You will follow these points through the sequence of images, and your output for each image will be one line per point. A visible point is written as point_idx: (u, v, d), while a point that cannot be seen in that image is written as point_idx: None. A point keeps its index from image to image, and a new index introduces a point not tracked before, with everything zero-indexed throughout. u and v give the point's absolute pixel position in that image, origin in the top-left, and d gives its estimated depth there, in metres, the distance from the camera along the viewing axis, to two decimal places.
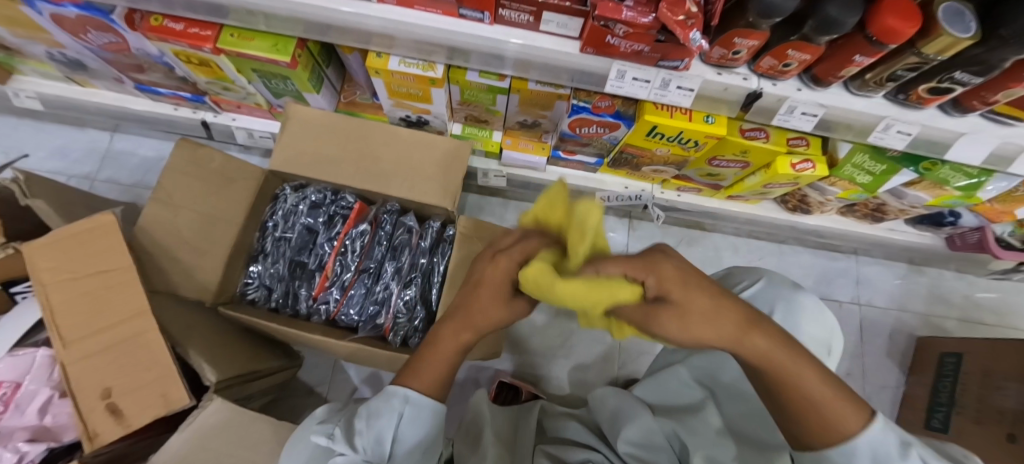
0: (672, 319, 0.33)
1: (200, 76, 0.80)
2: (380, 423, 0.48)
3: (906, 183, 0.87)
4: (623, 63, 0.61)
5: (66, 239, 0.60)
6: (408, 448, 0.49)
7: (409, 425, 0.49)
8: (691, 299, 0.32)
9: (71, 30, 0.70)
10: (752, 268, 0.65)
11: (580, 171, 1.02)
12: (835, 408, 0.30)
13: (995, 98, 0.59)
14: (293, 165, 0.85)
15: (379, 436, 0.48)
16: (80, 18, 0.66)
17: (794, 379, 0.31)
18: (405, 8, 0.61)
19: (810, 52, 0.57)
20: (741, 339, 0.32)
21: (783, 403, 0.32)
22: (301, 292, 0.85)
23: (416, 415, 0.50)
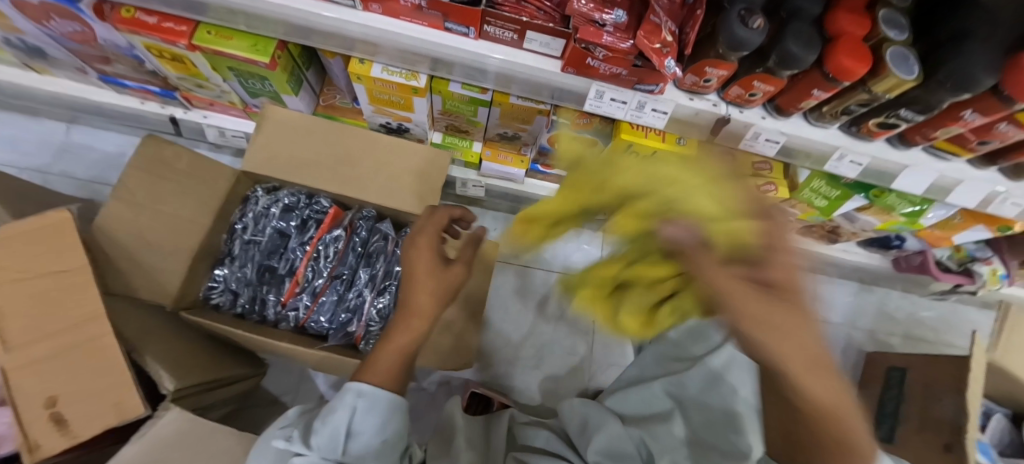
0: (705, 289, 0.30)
1: (172, 71, 0.77)
2: (335, 420, 0.48)
3: (857, 208, 0.93)
4: (602, 84, 0.64)
5: (15, 236, 0.56)
6: (365, 442, 0.49)
7: (364, 421, 0.49)
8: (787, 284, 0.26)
9: (32, 16, 0.66)
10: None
11: (557, 184, 1.03)
12: (849, 426, 0.28)
13: (936, 133, 0.66)
14: (268, 167, 0.84)
15: (333, 432, 0.47)
16: (43, 5, 0.63)
17: (840, 418, 0.27)
18: (389, 17, 0.61)
19: (774, 84, 0.61)
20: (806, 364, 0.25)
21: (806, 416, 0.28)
22: (269, 297, 0.82)
23: (371, 410, 0.49)
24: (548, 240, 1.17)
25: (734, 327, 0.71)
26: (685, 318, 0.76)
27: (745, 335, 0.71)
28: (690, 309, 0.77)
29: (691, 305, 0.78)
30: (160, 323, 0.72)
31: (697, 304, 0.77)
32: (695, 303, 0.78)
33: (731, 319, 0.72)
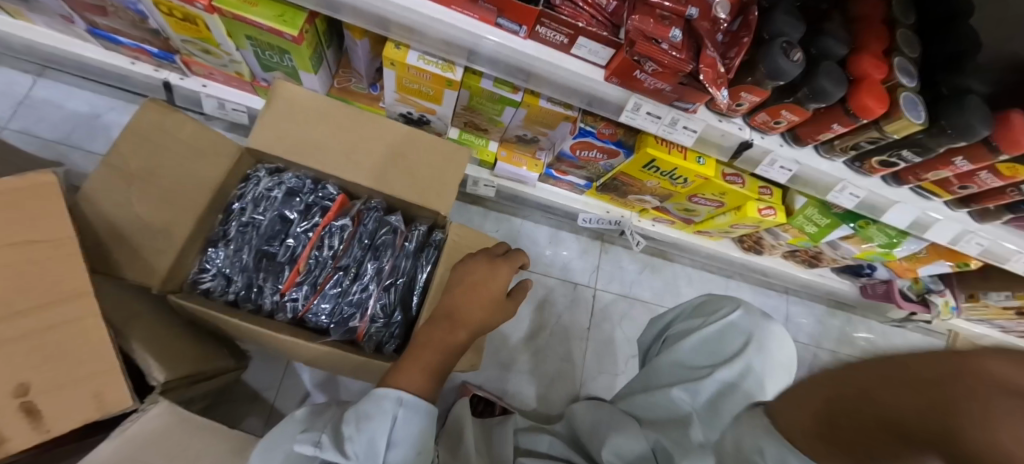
0: None
1: (178, 33, 0.71)
2: (374, 427, 0.46)
3: (842, 237, 1.00)
4: (641, 97, 0.65)
5: None
6: (404, 451, 0.46)
7: (404, 429, 0.47)
8: None
9: None
10: (730, 297, 0.76)
11: (567, 191, 1.03)
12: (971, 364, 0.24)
13: (927, 176, 0.73)
14: (275, 146, 0.78)
15: (372, 441, 0.46)
16: None
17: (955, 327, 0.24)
18: (441, 6, 0.60)
19: (800, 115, 0.65)
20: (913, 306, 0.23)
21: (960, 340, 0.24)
22: (265, 286, 0.76)
23: (411, 417, 0.48)
24: (548, 246, 1.18)
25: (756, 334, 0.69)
26: (705, 319, 0.73)
27: (770, 342, 0.69)
28: (710, 310, 0.75)
29: (708, 306, 0.76)
30: (147, 304, 0.65)
31: (716, 305, 0.76)
32: (713, 305, 0.76)
33: (756, 323, 0.71)
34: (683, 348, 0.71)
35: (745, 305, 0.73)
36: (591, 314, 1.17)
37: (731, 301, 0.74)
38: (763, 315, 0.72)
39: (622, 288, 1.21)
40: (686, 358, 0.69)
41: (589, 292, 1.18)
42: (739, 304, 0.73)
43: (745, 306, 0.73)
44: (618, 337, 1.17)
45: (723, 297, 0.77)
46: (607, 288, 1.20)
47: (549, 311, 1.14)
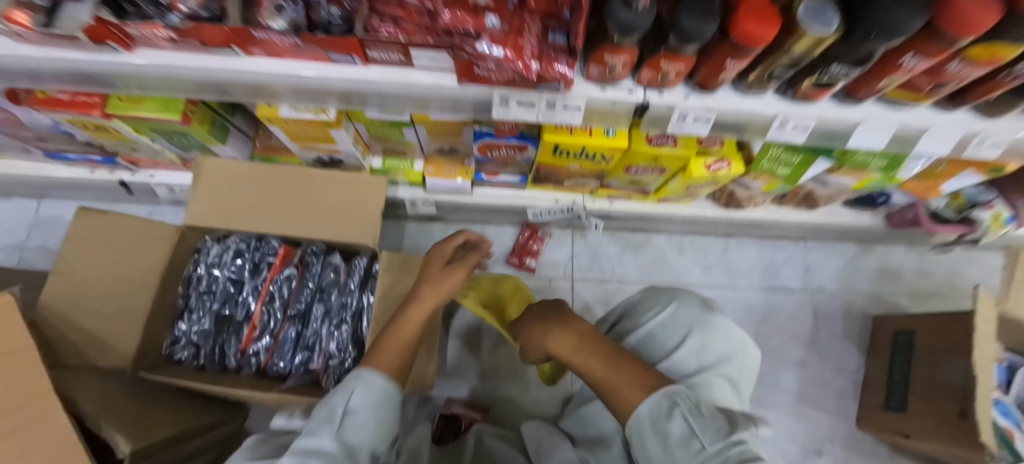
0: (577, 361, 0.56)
1: (103, 140, 0.80)
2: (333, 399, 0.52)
3: (827, 170, 0.85)
4: (505, 90, 0.60)
5: None
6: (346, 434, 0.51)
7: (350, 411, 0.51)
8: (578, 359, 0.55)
9: None
10: (663, 293, 0.72)
11: (508, 190, 0.98)
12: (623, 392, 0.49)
13: (881, 84, 0.59)
14: (210, 219, 0.83)
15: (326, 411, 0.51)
16: None
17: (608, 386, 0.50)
18: (277, 59, 0.60)
19: (683, 62, 0.56)
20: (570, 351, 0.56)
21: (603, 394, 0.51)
22: (227, 345, 0.84)
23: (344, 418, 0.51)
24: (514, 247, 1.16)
25: (694, 328, 0.64)
26: (638, 319, 0.70)
27: (702, 332, 0.64)
28: (643, 310, 0.71)
29: (640, 306, 0.72)
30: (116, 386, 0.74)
31: (649, 303, 0.72)
32: (646, 304, 0.72)
33: (688, 314, 0.66)
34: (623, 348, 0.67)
35: (677, 300, 0.69)
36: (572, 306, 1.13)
37: (663, 298, 0.70)
38: (697, 306, 0.67)
39: (601, 272, 1.16)
40: None
41: (567, 284, 1.14)
42: (671, 299, 0.69)
43: (678, 301, 0.68)
44: None
45: (656, 294, 0.72)
46: (585, 276, 1.15)
47: None
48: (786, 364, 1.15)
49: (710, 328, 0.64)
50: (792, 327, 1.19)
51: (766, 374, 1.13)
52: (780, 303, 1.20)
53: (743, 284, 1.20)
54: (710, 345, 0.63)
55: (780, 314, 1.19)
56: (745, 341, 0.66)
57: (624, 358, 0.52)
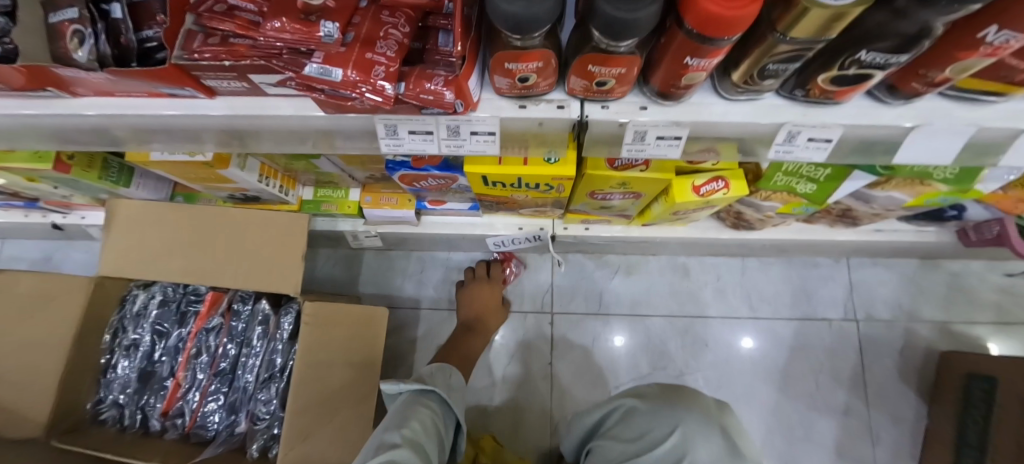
0: None
1: (10, 187, 0.76)
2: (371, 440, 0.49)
3: (870, 184, 0.62)
4: (387, 117, 0.45)
5: None
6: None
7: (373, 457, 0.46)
8: None
9: None
10: (664, 411, 0.60)
11: (460, 217, 0.86)
12: None
13: (943, 75, 0.38)
14: (124, 268, 0.75)
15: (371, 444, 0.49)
16: None
17: None
18: (109, 97, 0.48)
19: (621, 65, 0.38)
20: None
21: None
22: (151, 408, 0.78)
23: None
24: None
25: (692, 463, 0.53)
26: (630, 446, 0.59)
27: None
28: (638, 432, 0.60)
29: (633, 426, 0.61)
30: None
31: (646, 424, 0.60)
32: (641, 424, 0.61)
33: (693, 450, 0.55)
34: None
35: (682, 427, 0.57)
36: (551, 343, 1.00)
37: (663, 420, 0.59)
38: (707, 436, 0.56)
39: (590, 304, 1.02)
40: None
41: (546, 318, 1.01)
42: (675, 425, 0.58)
43: (682, 428, 0.57)
44: (592, 362, 0.98)
45: (654, 411, 0.61)
46: (568, 308, 1.02)
47: (504, 348, 0.99)
48: (822, 413, 0.93)
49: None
50: (831, 364, 0.96)
51: (795, 426, 0.93)
52: (814, 339, 0.97)
53: (767, 313, 1.00)
54: None
55: (818, 348, 0.97)
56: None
57: None
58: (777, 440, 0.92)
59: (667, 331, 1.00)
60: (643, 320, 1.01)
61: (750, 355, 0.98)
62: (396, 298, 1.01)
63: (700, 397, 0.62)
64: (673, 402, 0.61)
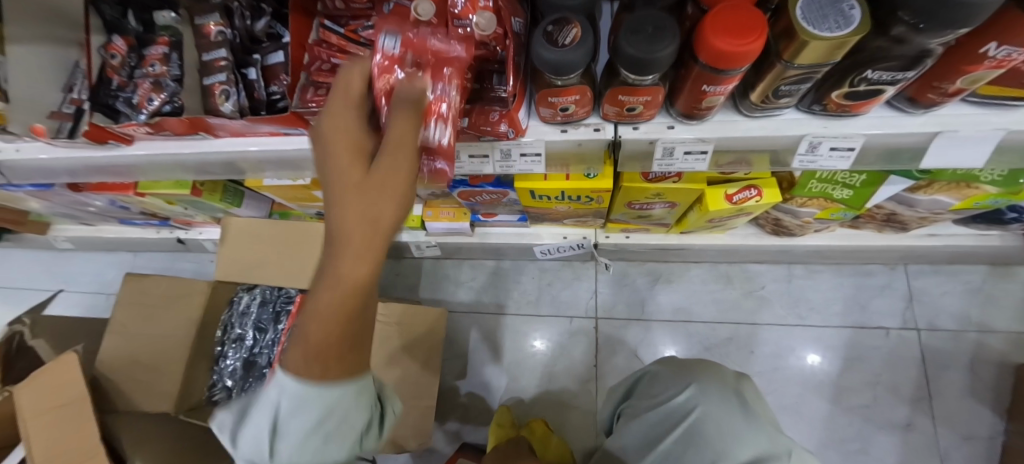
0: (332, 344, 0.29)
1: (152, 210, 0.97)
2: (258, 419, 0.29)
3: (911, 188, 0.63)
4: (452, 145, 0.54)
5: (40, 377, 0.68)
6: (290, 411, 0.26)
7: (294, 429, 0.27)
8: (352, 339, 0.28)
9: (48, 196, 0.92)
10: (682, 374, 0.65)
11: (508, 228, 0.95)
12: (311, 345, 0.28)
13: (956, 86, 0.41)
14: (234, 274, 0.91)
15: (261, 432, 0.29)
16: (40, 191, 0.89)
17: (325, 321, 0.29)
18: (239, 136, 0.62)
19: (647, 94, 0.45)
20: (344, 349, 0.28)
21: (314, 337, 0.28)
22: (253, 391, 0.93)
23: (294, 414, 0.26)
24: (534, 281, 1.11)
25: (701, 415, 0.58)
26: (652, 400, 0.65)
27: (719, 428, 0.56)
28: (657, 392, 0.66)
29: (656, 386, 0.67)
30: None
31: (665, 385, 0.66)
32: (661, 385, 0.66)
33: (703, 403, 0.59)
34: (646, 419, 0.63)
35: (695, 384, 0.62)
36: (596, 347, 1.04)
37: (680, 381, 0.64)
38: (720, 396, 0.60)
39: (632, 310, 1.06)
40: (650, 432, 0.62)
41: (590, 323, 1.06)
42: (690, 383, 0.62)
43: (695, 386, 0.61)
44: (637, 366, 1.02)
45: (673, 374, 0.66)
46: (610, 314, 1.06)
47: (550, 351, 1.05)
48: (882, 426, 0.91)
49: (725, 417, 0.57)
50: (890, 377, 0.94)
51: (849, 439, 0.92)
52: (868, 346, 0.96)
53: (817, 322, 1.00)
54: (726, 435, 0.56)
55: (874, 359, 0.96)
56: (789, 450, 0.54)
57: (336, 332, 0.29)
58: (830, 452, 0.91)
59: (710, 337, 1.01)
60: (685, 327, 1.03)
61: (799, 364, 0.98)
62: (451, 303, 1.12)
63: (719, 368, 0.65)
64: (690, 366, 0.66)
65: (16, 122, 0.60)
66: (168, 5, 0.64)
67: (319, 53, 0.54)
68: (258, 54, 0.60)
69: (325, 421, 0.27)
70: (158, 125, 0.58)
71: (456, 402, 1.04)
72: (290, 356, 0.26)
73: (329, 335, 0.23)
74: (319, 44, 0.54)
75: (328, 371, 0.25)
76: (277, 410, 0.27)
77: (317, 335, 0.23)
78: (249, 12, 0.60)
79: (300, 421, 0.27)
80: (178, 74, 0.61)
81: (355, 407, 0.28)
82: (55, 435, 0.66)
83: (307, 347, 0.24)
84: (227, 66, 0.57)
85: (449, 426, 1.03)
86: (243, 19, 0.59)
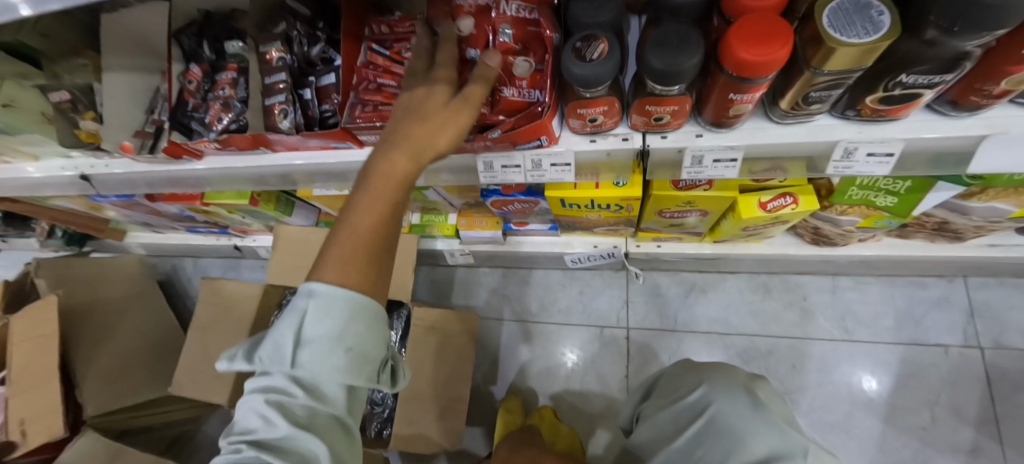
0: (329, 257, 0.33)
1: (212, 218, 1.06)
2: (279, 329, 0.32)
3: (963, 195, 0.60)
4: (486, 156, 0.58)
5: (33, 313, 0.92)
6: (321, 311, 0.31)
7: (319, 325, 0.31)
8: (343, 252, 0.32)
9: (127, 205, 1.04)
10: (696, 373, 0.69)
11: (539, 236, 0.97)
12: (325, 265, 0.32)
13: (1000, 88, 0.40)
14: (284, 277, 0.99)
15: (279, 341, 0.32)
16: (121, 201, 1.00)
17: (331, 243, 0.33)
18: (293, 151, 0.68)
19: (673, 104, 0.46)
20: (339, 265, 0.32)
21: (338, 247, 0.32)
22: None
23: (325, 312, 0.31)
24: (564, 290, 1.12)
25: (712, 408, 0.62)
26: (667, 400, 0.69)
27: (731, 426, 0.59)
28: (671, 391, 0.70)
29: (673, 384, 0.71)
30: (115, 336, 1.13)
31: (679, 383, 0.70)
32: (677, 383, 0.70)
33: (714, 400, 0.63)
34: (664, 418, 0.66)
35: (707, 382, 0.65)
36: (628, 357, 1.04)
37: (694, 379, 0.68)
38: (730, 394, 0.62)
39: (664, 320, 1.05)
40: (674, 426, 0.65)
41: (621, 332, 1.06)
42: (701, 382, 0.66)
43: (708, 383, 0.65)
44: None
45: (689, 373, 0.70)
46: (642, 324, 1.06)
47: (580, 359, 1.06)
48: (941, 450, 0.86)
49: (738, 408, 0.61)
50: (951, 399, 0.89)
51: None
52: (927, 364, 0.92)
53: (866, 337, 0.95)
54: (736, 436, 0.58)
55: (935, 379, 0.91)
56: (802, 448, 0.55)
57: (339, 253, 0.32)
58: None
59: (749, 351, 0.98)
60: (722, 339, 1.01)
61: (845, 380, 0.93)
62: (482, 310, 1.14)
63: (731, 369, 0.68)
64: (701, 366, 0.70)
65: (110, 140, 0.70)
66: (237, 36, 0.72)
67: (366, 73, 0.58)
68: (312, 77, 0.66)
69: (347, 331, 0.31)
70: (225, 141, 0.65)
71: (488, 407, 1.06)
72: (322, 266, 0.33)
73: (377, 231, 0.33)
74: (367, 66, 0.59)
75: (372, 283, 0.33)
76: (313, 303, 0.31)
77: (367, 228, 0.33)
78: (307, 39, 0.66)
79: (327, 318, 0.31)
80: (243, 95, 0.70)
81: (370, 333, 0.33)
82: (30, 359, 0.90)
83: (350, 246, 0.32)
84: (286, 87, 0.63)
85: (481, 431, 1.05)
86: (301, 46, 0.66)
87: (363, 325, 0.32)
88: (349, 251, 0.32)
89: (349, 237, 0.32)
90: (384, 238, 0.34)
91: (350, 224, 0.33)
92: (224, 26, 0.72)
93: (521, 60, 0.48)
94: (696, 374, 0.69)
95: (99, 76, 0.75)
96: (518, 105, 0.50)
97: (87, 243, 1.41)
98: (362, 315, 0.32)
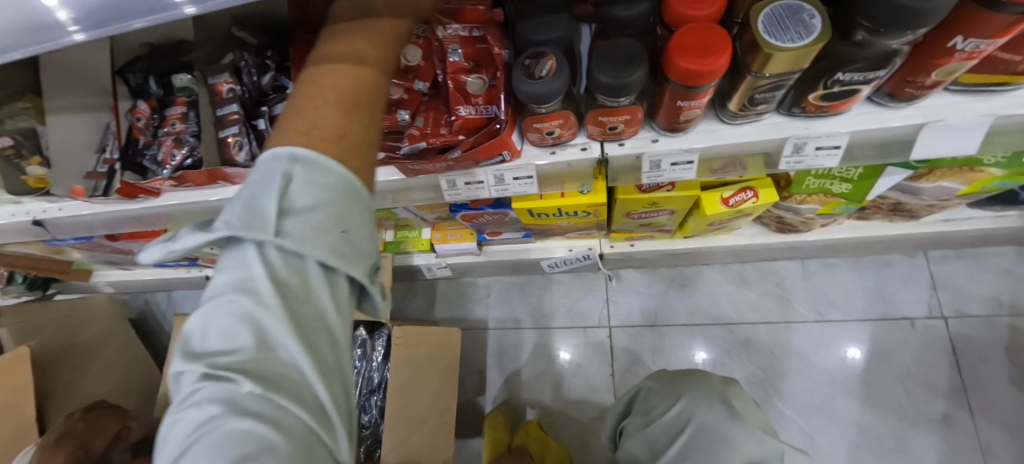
0: (292, 117, 0.23)
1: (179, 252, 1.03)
2: (249, 196, 0.21)
3: (911, 178, 0.63)
4: (448, 175, 0.58)
5: None
6: (315, 174, 0.21)
7: (313, 190, 0.21)
8: (320, 108, 0.23)
9: (88, 247, 1.00)
10: (673, 388, 0.69)
11: (515, 244, 0.97)
12: (289, 127, 0.22)
13: (931, 80, 0.41)
14: None
15: (254, 205, 0.21)
16: (81, 243, 0.96)
17: (295, 104, 0.24)
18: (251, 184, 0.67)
19: (625, 113, 0.47)
20: (315, 126, 0.22)
21: (307, 102, 0.23)
22: None
23: (321, 174, 0.21)
24: (546, 295, 1.12)
25: (693, 424, 0.63)
26: (646, 418, 0.69)
27: (715, 439, 0.62)
28: (650, 408, 0.70)
29: (651, 402, 0.71)
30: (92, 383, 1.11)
31: (657, 400, 0.70)
32: (655, 401, 0.70)
33: (694, 414, 0.64)
34: (649, 435, 0.66)
35: (684, 397, 0.66)
36: (613, 356, 1.05)
37: (671, 395, 0.69)
38: (708, 403, 0.64)
39: (646, 317, 1.06)
40: (657, 443, 0.66)
41: (604, 332, 1.07)
42: (679, 397, 0.67)
43: (686, 396, 0.66)
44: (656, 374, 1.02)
45: (665, 390, 0.70)
46: (624, 322, 1.07)
47: (567, 363, 1.06)
48: (915, 421, 0.90)
49: (716, 418, 0.63)
50: (922, 371, 0.93)
51: (886, 438, 0.90)
52: (897, 339, 0.95)
53: (838, 317, 0.98)
54: (715, 445, 0.61)
55: (905, 353, 0.94)
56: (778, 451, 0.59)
57: (307, 108, 0.23)
58: (868, 454, 0.90)
59: (729, 342, 1.00)
60: (702, 331, 1.03)
61: (821, 362, 0.96)
62: (466, 320, 1.14)
63: (706, 375, 0.69)
64: (677, 378, 0.70)
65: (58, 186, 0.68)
66: (185, 69, 0.70)
67: None
68: (266, 106, 0.65)
69: (351, 210, 0.22)
70: (181, 178, 0.64)
71: (479, 419, 1.06)
72: (282, 131, 0.23)
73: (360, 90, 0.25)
74: None
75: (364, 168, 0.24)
76: (300, 169, 0.21)
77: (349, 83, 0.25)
78: (256, 69, 0.64)
79: (326, 180, 0.21)
80: (196, 130, 0.67)
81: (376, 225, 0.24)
82: None
83: (329, 100, 0.24)
84: (239, 118, 0.61)
85: (474, 444, 1.05)
86: (251, 76, 0.64)
87: (362, 202, 0.23)
88: (329, 115, 0.23)
89: (327, 89, 0.24)
90: (372, 115, 0.25)
91: (322, 80, 0.25)
92: (171, 59, 0.70)
93: (475, 78, 0.48)
94: (673, 387, 0.69)
95: (41, 119, 0.72)
96: (474, 123, 0.49)
97: (51, 286, 1.35)
98: (359, 192, 0.23)
